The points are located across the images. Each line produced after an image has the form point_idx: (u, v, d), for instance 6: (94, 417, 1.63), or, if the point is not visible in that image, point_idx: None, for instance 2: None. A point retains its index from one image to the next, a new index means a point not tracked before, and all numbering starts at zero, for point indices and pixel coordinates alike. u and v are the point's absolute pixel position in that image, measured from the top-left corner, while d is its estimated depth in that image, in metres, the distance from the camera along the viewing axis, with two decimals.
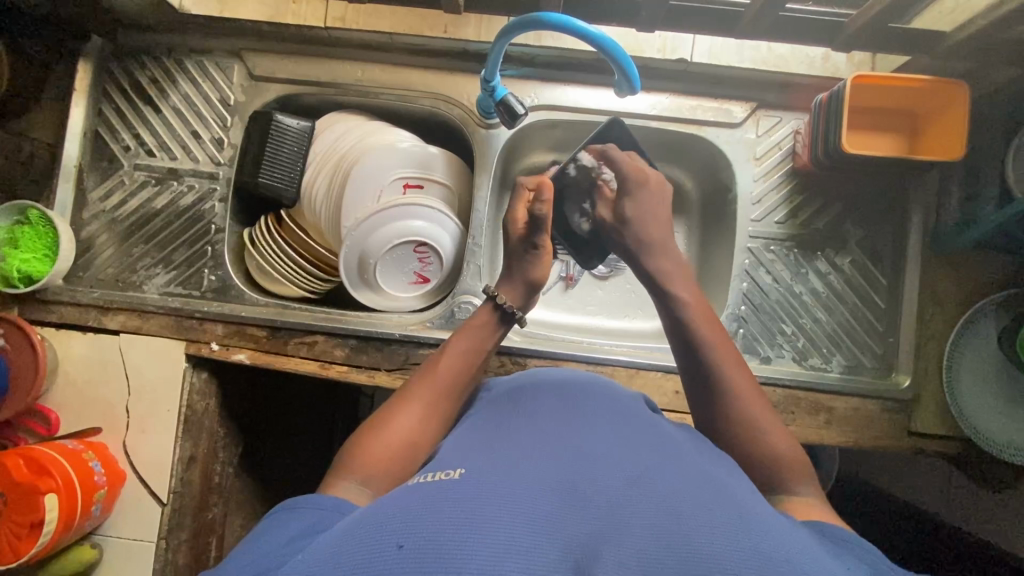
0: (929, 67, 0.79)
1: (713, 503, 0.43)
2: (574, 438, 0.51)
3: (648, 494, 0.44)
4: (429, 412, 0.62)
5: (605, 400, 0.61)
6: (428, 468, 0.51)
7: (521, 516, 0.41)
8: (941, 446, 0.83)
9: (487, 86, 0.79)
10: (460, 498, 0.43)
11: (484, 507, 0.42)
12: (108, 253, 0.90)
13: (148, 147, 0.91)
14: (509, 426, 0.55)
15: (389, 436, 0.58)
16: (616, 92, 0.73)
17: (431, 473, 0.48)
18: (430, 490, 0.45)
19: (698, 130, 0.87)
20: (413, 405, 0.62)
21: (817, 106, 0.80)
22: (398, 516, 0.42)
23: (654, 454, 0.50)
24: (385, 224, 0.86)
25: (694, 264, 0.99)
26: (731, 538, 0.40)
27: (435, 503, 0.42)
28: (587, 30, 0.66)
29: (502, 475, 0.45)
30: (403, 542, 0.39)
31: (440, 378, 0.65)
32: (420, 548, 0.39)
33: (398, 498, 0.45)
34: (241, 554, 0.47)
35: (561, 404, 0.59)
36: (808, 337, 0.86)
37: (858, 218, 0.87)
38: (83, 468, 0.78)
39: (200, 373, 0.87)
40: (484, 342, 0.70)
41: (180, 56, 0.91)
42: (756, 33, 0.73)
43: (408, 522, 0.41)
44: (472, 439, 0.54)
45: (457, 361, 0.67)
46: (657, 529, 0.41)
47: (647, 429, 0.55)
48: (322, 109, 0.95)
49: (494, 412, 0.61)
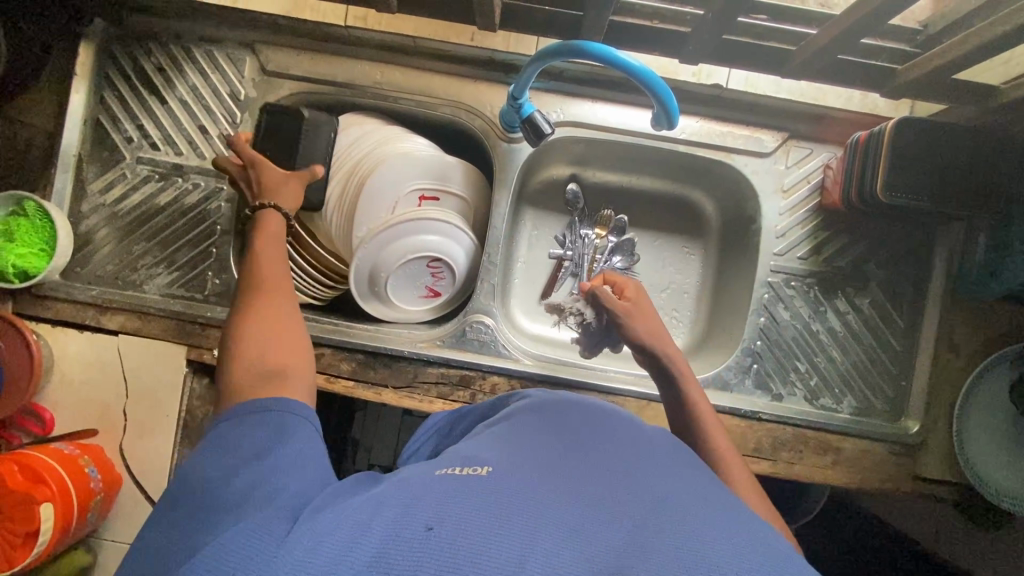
0: (971, 115, 0.77)
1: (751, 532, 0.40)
2: (606, 450, 0.47)
3: (687, 509, 0.40)
4: (280, 307, 0.58)
5: (631, 420, 0.57)
6: (452, 461, 0.46)
7: (556, 516, 0.38)
8: (944, 491, 0.83)
9: (515, 102, 0.76)
10: (493, 494, 0.39)
11: (516, 505, 0.38)
12: (107, 249, 0.86)
13: (152, 139, 0.87)
14: (538, 432, 0.51)
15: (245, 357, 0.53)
16: (652, 123, 0.70)
17: (458, 466, 0.44)
18: (457, 482, 0.41)
19: (728, 158, 0.85)
20: (253, 316, 0.56)
21: (853, 145, 0.79)
22: (426, 501, 0.38)
23: (687, 475, 0.47)
24: (400, 238, 0.83)
25: (710, 289, 0.97)
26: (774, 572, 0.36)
27: (464, 497, 0.38)
28: (628, 62, 0.63)
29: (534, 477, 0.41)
30: (433, 525, 0.36)
31: (272, 285, 0.60)
32: (454, 535, 0.35)
33: (424, 485, 0.41)
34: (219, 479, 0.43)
35: (591, 417, 0.55)
36: (822, 376, 0.85)
37: (881, 258, 0.85)
38: (79, 475, 0.76)
39: (202, 378, 0.85)
40: (279, 232, 0.66)
41: (189, 45, 0.86)
42: (803, 73, 0.70)
43: (439, 507, 0.37)
44: (498, 438, 0.50)
45: (268, 257, 0.62)
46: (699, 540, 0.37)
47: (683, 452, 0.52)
48: (335, 109, 0.90)
49: (518, 416, 0.56)
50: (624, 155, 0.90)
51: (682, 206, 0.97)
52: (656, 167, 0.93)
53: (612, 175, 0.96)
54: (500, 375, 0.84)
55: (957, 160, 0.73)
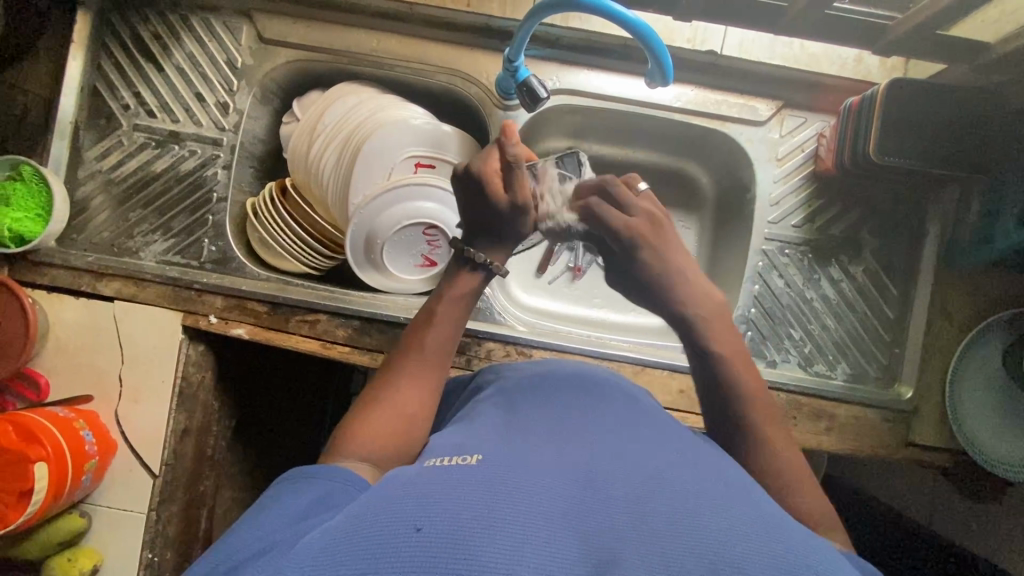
0: (964, 78, 0.77)
1: (734, 506, 0.40)
2: (598, 433, 0.48)
3: (672, 489, 0.41)
4: (426, 388, 0.60)
5: (624, 398, 0.57)
6: (440, 452, 0.47)
7: (539, 501, 0.38)
8: (937, 457, 0.83)
9: (510, 66, 0.76)
10: (482, 485, 0.39)
11: (506, 495, 0.38)
12: (103, 216, 0.86)
13: (149, 107, 0.87)
14: (528, 416, 0.52)
15: (388, 407, 0.56)
16: (646, 81, 0.70)
17: (447, 457, 0.44)
18: (447, 475, 0.41)
19: (723, 126, 0.85)
20: (408, 381, 0.60)
21: (846, 110, 0.79)
22: (414, 495, 0.39)
23: (677, 452, 0.47)
24: (396, 204, 0.83)
25: (706, 260, 0.97)
26: (757, 534, 0.37)
27: (454, 487, 0.39)
28: (624, 14, 0.63)
29: (521, 464, 0.42)
30: (421, 523, 0.36)
31: (426, 357, 0.62)
32: (440, 529, 0.36)
33: (413, 479, 0.41)
34: (247, 525, 0.44)
35: (585, 399, 0.55)
36: (816, 343, 0.85)
37: (873, 227, 0.86)
38: (74, 437, 0.76)
39: (197, 345, 0.85)
40: (463, 314, 0.66)
41: (186, 12, 0.87)
42: (793, 31, 0.72)
43: (427, 502, 0.38)
44: (492, 423, 0.51)
45: (442, 329, 0.64)
46: (680, 524, 0.37)
47: (674, 430, 0.52)
48: (332, 78, 0.90)
49: (512, 398, 0.57)
50: (620, 126, 0.91)
51: (677, 178, 0.98)
52: (651, 138, 0.93)
53: (608, 146, 0.96)
54: (495, 341, 0.84)
55: (948, 123, 0.74)
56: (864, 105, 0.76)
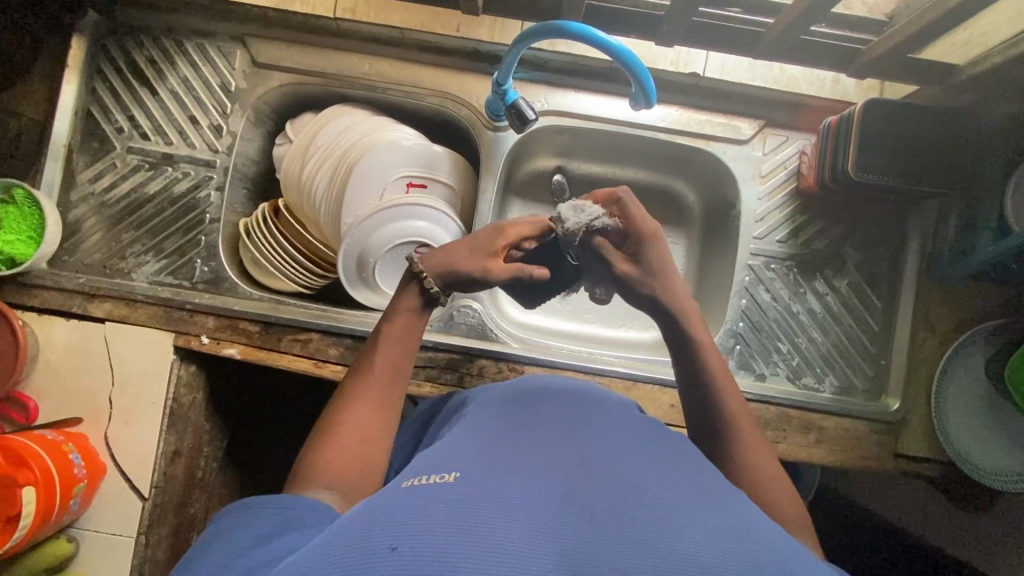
0: (937, 97, 0.80)
1: (711, 516, 0.41)
2: (575, 448, 0.48)
3: (646, 501, 0.41)
4: (380, 410, 0.58)
5: (604, 411, 0.57)
6: (419, 469, 0.46)
7: (516, 518, 0.38)
8: (927, 468, 0.84)
9: (499, 89, 0.78)
10: (457, 505, 0.39)
11: (479, 515, 0.38)
12: (95, 238, 0.86)
13: (142, 130, 0.88)
14: (507, 430, 0.52)
15: (343, 435, 0.55)
16: (631, 103, 0.72)
17: (425, 475, 0.44)
18: (423, 493, 0.41)
19: (706, 145, 0.87)
20: (363, 404, 0.58)
21: (826, 129, 0.82)
22: (391, 518, 0.39)
23: (652, 464, 0.47)
24: (386, 224, 0.84)
25: (695, 275, 0.99)
26: (730, 545, 0.38)
27: (428, 508, 0.39)
28: (606, 41, 0.66)
29: (497, 481, 0.42)
30: (396, 543, 0.36)
31: (379, 378, 0.60)
32: (414, 551, 0.36)
33: (389, 500, 0.41)
34: (226, 541, 0.44)
35: (565, 412, 0.56)
36: (803, 356, 0.87)
37: (855, 241, 0.88)
38: (63, 461, 0.75)
39: (188, 365, 0.85)
40: (413, 332, 0.64)
41: (181, 38, 0.88)
42: (771, 54, 0.75)
43: (402, 521, 0.38)
44: (471, 438, 0.51)
45: (395, 348, 0.62)
46: (652, 534, 0.38)
47: (651, 442, 0.52)
48: (325, 100, 0.92)
49: (493, 412, 0.57)
50: (608, 145, 0.93)
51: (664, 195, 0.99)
52: (638, 156, 0.95)
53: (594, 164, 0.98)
54: (488, 358, 0.84)
55: (923, 138, 0.76)
56: (844, 123, 0.78)
